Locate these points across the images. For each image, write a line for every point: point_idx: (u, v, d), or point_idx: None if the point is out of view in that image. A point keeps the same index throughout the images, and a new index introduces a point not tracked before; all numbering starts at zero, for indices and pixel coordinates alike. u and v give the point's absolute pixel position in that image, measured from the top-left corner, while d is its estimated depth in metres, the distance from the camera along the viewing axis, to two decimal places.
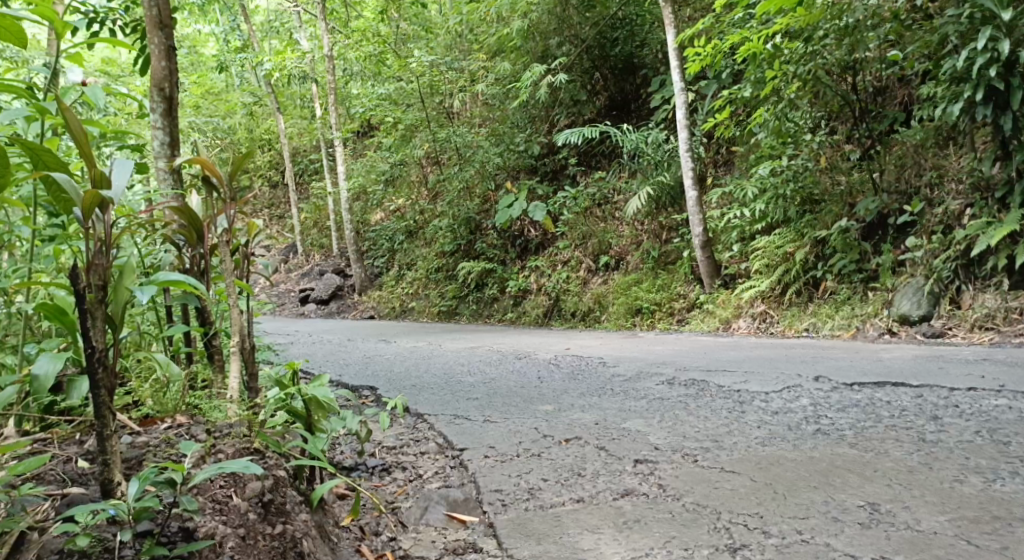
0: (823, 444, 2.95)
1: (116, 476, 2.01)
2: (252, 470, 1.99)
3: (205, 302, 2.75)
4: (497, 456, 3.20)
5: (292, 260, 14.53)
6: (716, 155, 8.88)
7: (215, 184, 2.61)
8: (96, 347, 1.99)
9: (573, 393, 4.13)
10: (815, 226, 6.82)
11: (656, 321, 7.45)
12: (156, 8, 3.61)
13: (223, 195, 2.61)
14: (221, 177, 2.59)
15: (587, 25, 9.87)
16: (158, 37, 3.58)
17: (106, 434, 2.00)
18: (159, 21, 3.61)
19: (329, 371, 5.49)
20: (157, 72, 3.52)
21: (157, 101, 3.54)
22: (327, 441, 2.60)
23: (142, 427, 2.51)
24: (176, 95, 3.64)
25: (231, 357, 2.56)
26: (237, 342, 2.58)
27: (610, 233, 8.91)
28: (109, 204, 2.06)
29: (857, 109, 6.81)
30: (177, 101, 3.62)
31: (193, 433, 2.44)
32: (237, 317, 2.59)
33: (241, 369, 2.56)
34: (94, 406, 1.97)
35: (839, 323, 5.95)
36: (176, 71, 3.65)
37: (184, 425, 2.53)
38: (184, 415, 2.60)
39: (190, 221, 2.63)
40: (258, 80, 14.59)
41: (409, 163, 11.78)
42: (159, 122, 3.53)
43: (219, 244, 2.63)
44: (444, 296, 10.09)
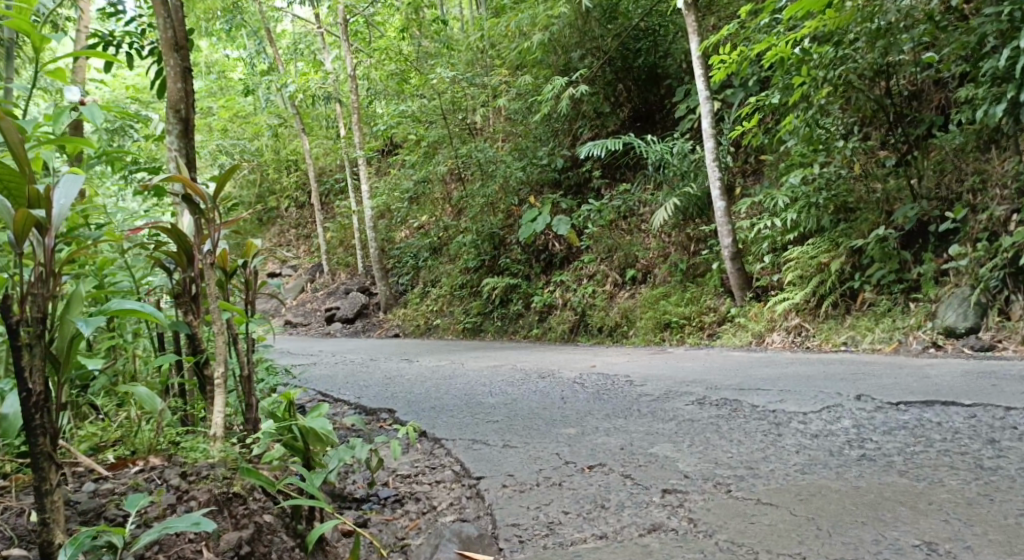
0: (869, 472, 2.71)
1: (56, 538, 1.92)
2: (202, 527, 1.93)
3: (196, 329, 2.64)
4: (515, 486, 3.00)
5: (318, 279, 14.47)
6: (744, 165, 8.63)
7: (199, 205, 2.46)
8: (34, 390, 1.93)
9: (597, 415, 3.91)
10: (850, 234, 6.55)
11: (686, 336, 7.19)
12: (171, 30, 3.53)
13: (207, 216, 2.48)
14: (208, 197, 2.46)
15: (609, 37, 9.67)
16: (173, 59, 3.49)
17: (45, 489, 1.92)
18: (174, 43, 3.53)
19: (346, 394, 5.31)
20: (171, 93, 3.43)
21: (172, 123, 3.45)
22: (326, 476, 2.48)
23: (112, 471, 2.38)
24: (193, 116, 3.54)
25: (215, 392, 2.40)
26: (222, 375, 2.44)
27: (636, 246, 8.68)
28: (47, 227, 1.97)
29: (892, 114, 6.56)
30: (193, 122, 3.52)
31: (166, 477, 2.33)
32: (223, 341, 2.46)
33: (225, 404, 2.41)
34: (31, 458, 1.90)
35: (880, 336, 5.68)
36: (193, 92, 3.55)
37: (157, 467, 2.41)
38: (159, 455, 2.48)
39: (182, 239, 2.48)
40: (284, 101, 14.60)
41: (433, 179, 11.66)
42: (174, 144, 3.43)
43: (206, 269, 2.49)
44: (468, 313, 9.93)
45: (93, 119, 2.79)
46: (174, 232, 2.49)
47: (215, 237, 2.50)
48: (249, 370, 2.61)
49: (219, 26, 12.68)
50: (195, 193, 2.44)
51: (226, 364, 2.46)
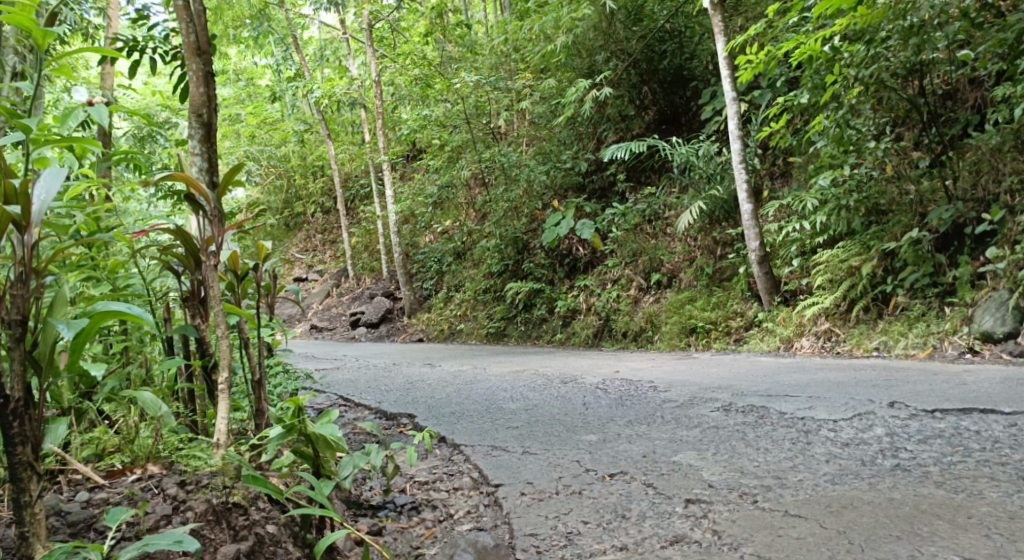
0: (904, 484, 2.58)
1: (35, 552, 1.93)
2: (184, 545, 1.89)
3: (204, 333, 2.63)
4: (534, 493, 2.93)
5: (343, 284, 14.49)
6: (772, 167, 8.47)
7: (203, 205, 2.44)
8: (13, 397, 1.92)
9: (619, 421, 3.82)
10: (881, 237, 6.39)
11: (712, 341, 7.05)
12: (193, 35, 3.51)
13: (209, 215, 2.45)
14: (209, 196, 2.43)
15: (634, 39, 9.56)
16: (195, 63, 3.47)
17: (23, 502, 1.92)
18: (197, 47, 3.50)
19: (368, 398, 5.26)
20: (194, 98, 3.41)
21: (195, 127, 3.42)
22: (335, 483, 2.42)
23: (109, 480, 2.37)
24: (215, 120, 3.51)
25: (219, 397, 2.40)
26: (227, 381, 2.42)
27: (661, 250, 8.55)
28: (27, 226, 1.95)
29: (926, 114, 6.39)
30: (215, 126, 3.50)
31: (163, 486, 2.31)
32: (228, 344, 2.43)
33: (229, 410, 2.40)
34: (10, 469, 1.91)
35: (913, 341, 5.52)
36: (216, 97, 3.52)
37: (154, 476, 2.39)
38: (157, 463, 2.46)
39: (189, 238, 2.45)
40: (310, 106, 14.64)
41: (457, 184, 11.62)
42: (197, 149, 3.41)
43: (209, 270, 2.46)
44: (493, 317, 9.87)
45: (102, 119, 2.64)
46: (179, 233, 2.46)
47: (220, 237, 2.47)
48: (260, 375, 2.62)
49: (247, 34, 12.78)
50: (197, 191, 2.41)
51: (230, 371, 2.44)
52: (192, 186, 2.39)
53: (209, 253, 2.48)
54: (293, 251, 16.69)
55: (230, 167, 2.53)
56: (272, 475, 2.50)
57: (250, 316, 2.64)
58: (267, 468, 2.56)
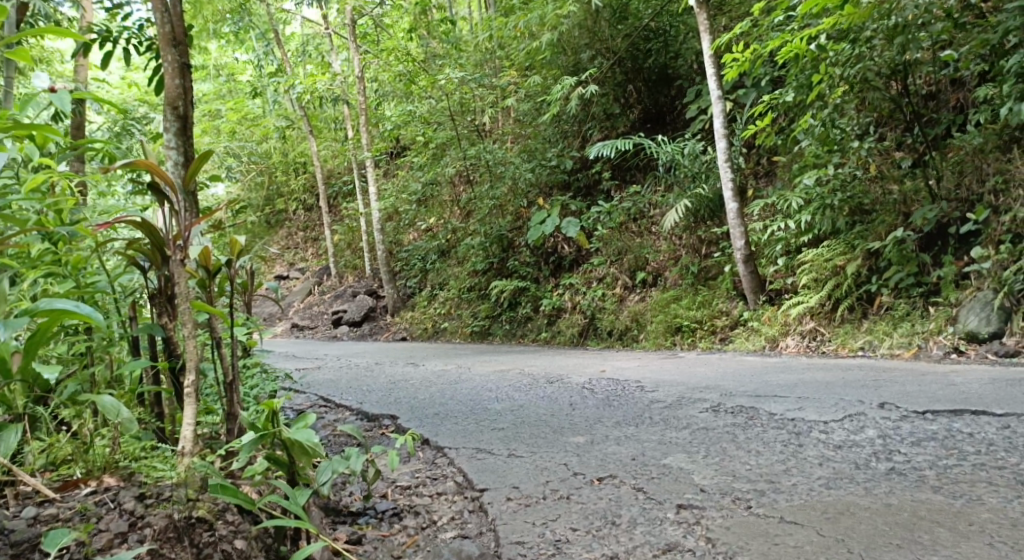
0: (901, 489, 2.52)
1: None
2: None
3: (170, 332, 2.55)
4: (521, 499, 2.84)
5: (325, 282, 14.32)
6: (757, 166, 8.44)
7: (167, 194, 2.32)
8: None
9: (607, 422, 3.74)
10: (866, 236, 6.35)
11: (698, 340, 7.00)
12: (168, 25, 3.39)
13: (173, 204, 2.33)
14: (174, 184, 2.31)
15: (619, 38, 9.50)
16: (170, 54, 3.34)
17: None
18: (171, 37, 3.38)
19: (349, 399, 5.15)
20: (169, 89, 3.28)
21: (170, 120, 3.28)
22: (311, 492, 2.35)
23: (60, 493, 2.23)
24: (191, 113, 3.39)
25: (185, 401, 2.30)
26: (193, 385, 2.32)
27: (646, 249, 8.50)
28: None
29: (909, 114, 6.37)
30: (191, 119, 3.37)
31: (120, 500, 2.18)
32: (195, 345, 2.34)
33: (196, 415, 2.30)
34: None
35: (898, 341, 5.48)
36: (191, 89, 3.39)
37: (111, 489, 2.26)
38: (115, 474, 2.34)
39: (154, 230, 2.34)
40: (291, 102, 14.43)
41: (441, 181, 11.52)
42: (171, 141, 3.28)
43: (175, 266, 2.35)
44: (477, 316, 9.77)
45: (60, 105, 2.71)
46: (144, 226, 2.34)
47: (186, 230, 2.38)
48: (233, 380, 2.50)
49: (228, 30, 12.62)
50: (162, 180, 2.29)
51: (197, 374, 2.34)
52: (155, 174, 2.30)
53: (175, 246, 2.38)
54: (275, 248, 16.52)
55: (195, 158, 2.44)
56: (242, 481, 2.38)
57: (222, 314, 2.52)
58: (238, 473, 2.45)
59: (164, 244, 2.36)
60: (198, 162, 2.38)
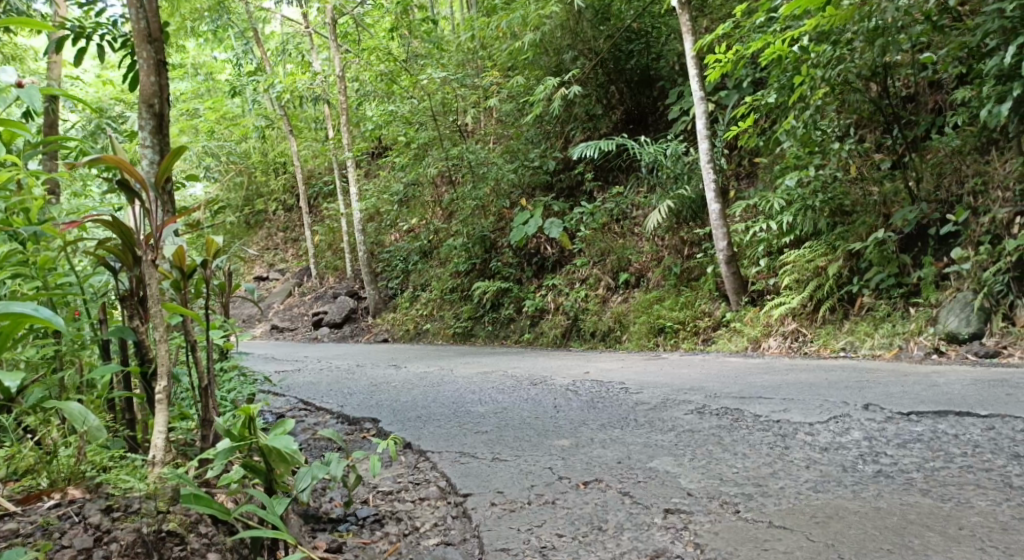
0: (889, 491, 2.51)
1: None
2: None
3: (143, 335, 2.47)
4: (505, 504, 2.80)
5: (306, 284, 14.18)
6: (738, 167, 8.45)
7: (136, 190, 2.25)
8: None
9: (592, 424, 3.70)
10: (847, 237, 6.35)
11: (680, 340, 6.99)
12: (144, 21, 3.31)
13: (143, 200, 2.26)
14: (145, 181, 2.24)
15: (602, 38, 9.48)
16: (146, 51, 3.26)
17: None
18: (148, 34, 3.30)
19: (329, 402, 5.08)
20: (144, 86, 3.21)
21: (146, 118, 3.23)
22: (289, 501, 2.27)
23: (20, 506, 2.14)
24: (167, 111, 3.32)
25: (157, 409, 2.25)
26: (165, 391, 2.26)
27: (629, 250, 8.48)
28: None
29: (890, 115, 6.39)
30: (167, 118, 3.30)
31: (85, 514, 2.12)
32: (166, 350, 2.27)
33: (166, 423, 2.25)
34: None
35: (879, 342, 5.50)
36: (167, 86, 3.32)
37: (76, 501, 2.18)
38: (80, 486, 2.25)
39: (124, 230, 2.27)
40: (271, 102, 14.25)
41: (423, 182, 11.45)
42: (147, 140, 3.21)
43: (146, 266, 2.27)
44: (459, 317, 9.71)
45: (28, 101, 2.68)
46: (115, 225, 2.26)
47: (158, 230, 2.30)
48: (208, 385, 2.43)
49: (206, 28, 12.47)
50: (132, 175, 2.22)
51: (169, 380, 2.29)
52: (125, 170, 2.23)
53: (146, 246, 2.30)
54: (254, 248, 16.38)
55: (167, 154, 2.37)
56: (217, 491, 2.35)
57: (197, 317, 2.44)
58: (213, 482, 2.40)
59: (135, 243, 2.29)
60: (171, 157, 2.31)
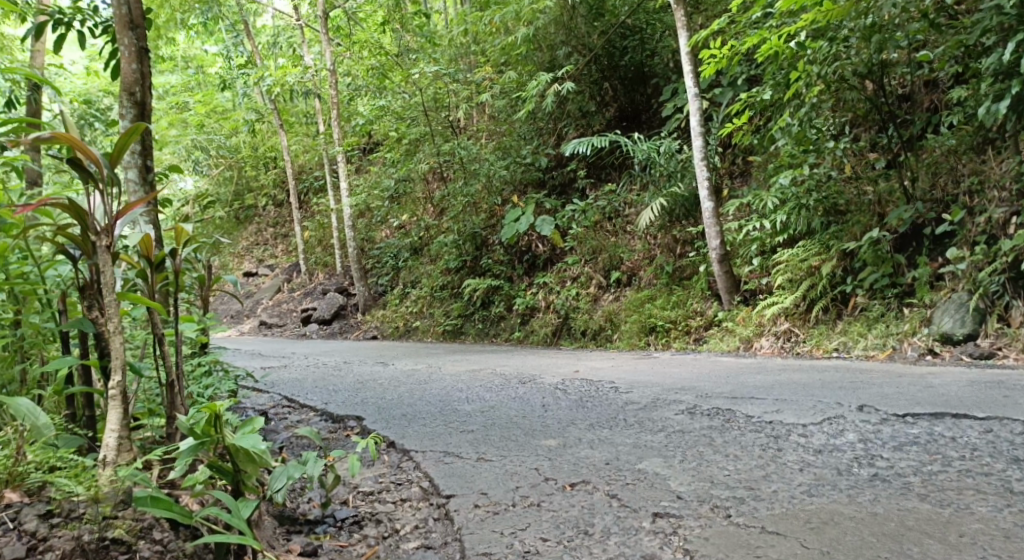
0: (886, 496, 2.42)
1: None
2: None
3: (102, 327, 2.34)
4: (489, 506, 2.70)
5: (295, 280, 14.03)
6: (732, 166, 8.36)
7: (91, 170, 2.18)
8: None
9: (580, 424, 3.60)
10: (841, 236, 6.27)
11: (672, 340, 6.90)
12: (126, 4, 3.19)
13: (97, 179, 2.18)
14: (100, 161, 2.17)
15: (595, 34, 9.38)
16: (128, 37, 3.17)
17: None
18: (130, 20, 3.20)
19: (313, 399, 4.98)
20: (125, 75, 3.12)
21: (127, 107, 3.16)
22: (256, 503, 2.17)
23: None
24: (149, 101, 3.25)
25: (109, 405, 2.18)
26: (119, 387, 2.18)
27: (621, 248, 8.38)
28: None
29: (885, 113, 6.30)
30: (149, 108, 3.23)
31: (20, 520, 2.04)
32: (121, 342, 2.18)
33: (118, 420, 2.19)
34: None
35: (873, 343, 5.42)
36: (149, 75, 3.24)
37: (12, 506, 2.08)
38: (18, 490, 2.13)
39: (78, 215, 2.17)
40: (262, 97, 14.06)
41: (414, 178, 11.33)
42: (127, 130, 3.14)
43: (101, 252, 2.18)
44: (449, 315, 9.59)
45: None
46: (72, 211, 2.16)
47: (117, 217, 2.21)
48: (173, 378, 2.37)
49: (196, 21, 12.29)
50: (86, 155, 2.16)
51: (124, 374, 2.20)
52: (77, 150, 2.14)
53: (103, 232, 2.21)
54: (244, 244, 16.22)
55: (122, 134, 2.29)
56: (182, 493, 2.24)
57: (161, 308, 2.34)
58: (179, 484, 2.30)
59: (90, 229, 2.18)
60: (127, 138, 2.22)
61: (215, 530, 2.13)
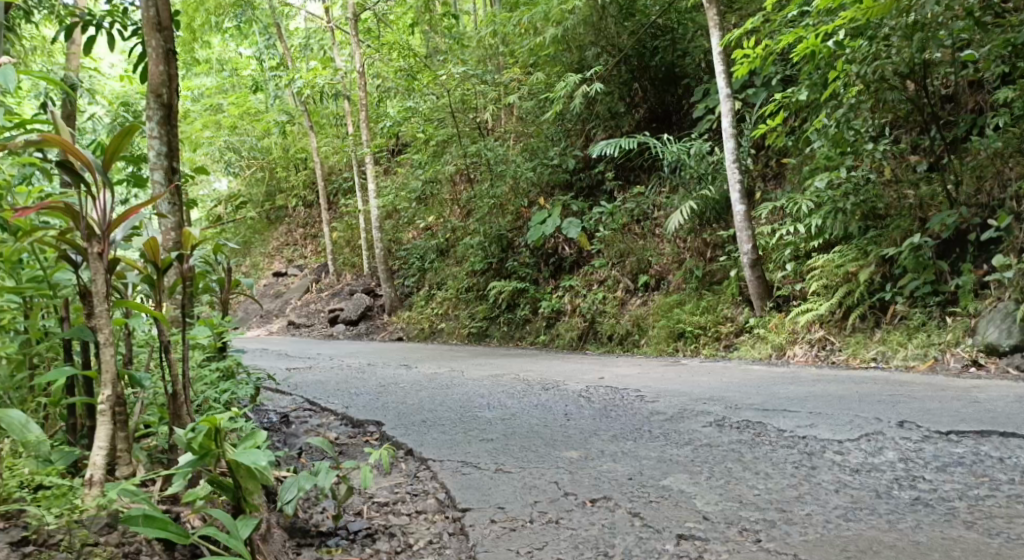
0: (929, 523, 2.28)
1: None
2: None
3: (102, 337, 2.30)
4: (506, 521, 2.59)
5: (323, 280, 14.05)
6: (765, 168, 8.15)
7: (82, 173, 2.12)
8: None
9: (603, 435, 3.47)
10: (880, 242, 6.07)
11: (701, 346, 6.74)
12: (154, 8, 3.32)
13: (88, 184, 2.13)
14: (91, 165, 2.12)
15: (625, 34, 9.21)
16: (155, 39, 3.28)
17: None
18: (157, 22, 3.32)
19: (335, 402, 4.91)
20: (152, 76, 3.22)
21: (154, 108, 3.23)
22: (255, 521, 2.11)
23: None
24: (175, 102, 3.32)
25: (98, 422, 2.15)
26: (109, 402, 2.17)
27: (649, 251, 8.22)
28: None
29: (927, 114, 6.07)
30: (176, 109, 3.30)
31: None
32: (112, 354, 2.15)
33: (105, 439, 2.14)
34: None
35: (913, 352, 5.21)
36: (176, 76, 3.33)
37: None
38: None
39: (70, 217, 2.12)
40: (292, 98, 14.06)
41: (441, 180, 11.27)
42: (154, 132, 3.21)
43: (93, 259, 2.14)
44: (474, 317, 9.51)
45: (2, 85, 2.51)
46: (68, 215, 2.12)
47: (114, 224, 2.17)
48: (177, 387, 2.41)
49: (230, 23, 12.36)
50: (78, 158, 2.10)
51: (115, 388, 2.18)
52: (68, 152, 2.09)
53: (95, 238, 2.15)
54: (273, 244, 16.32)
55: (119, 135, 2.21)
56: (181, 510, 2.21)
57: (161, 316, 2.31)
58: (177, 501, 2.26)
59: (82, 234, 2.14)
60: (120, 139, 2.17)
61: (212, 549, 2.08)
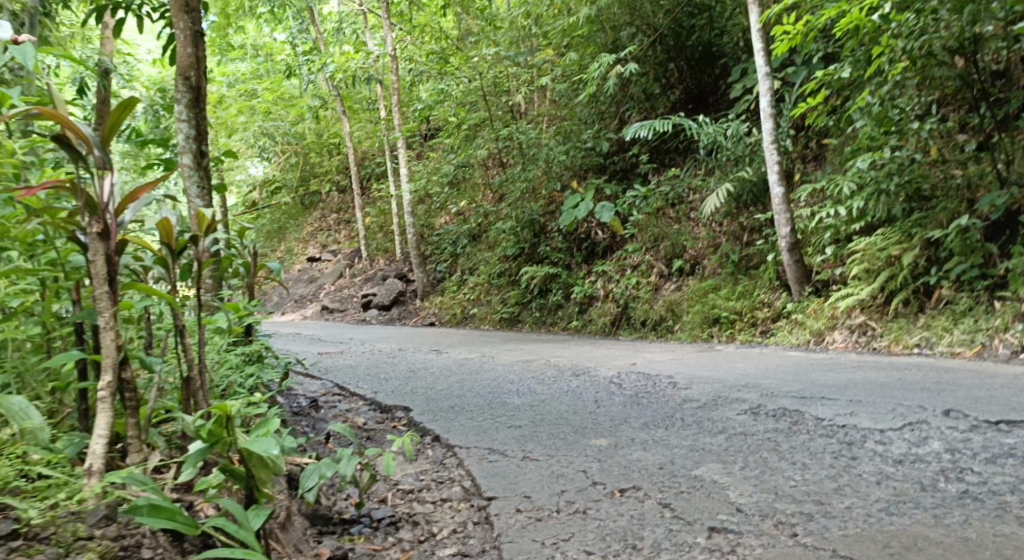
0: (979, 520, 2.16)
1: None
2: None
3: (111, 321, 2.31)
4: (531, 511, 2.52)
5: (357, 265, 14.09)
6: (805, 150, 7.92)
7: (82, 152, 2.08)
8: None
9: (634, 423, 3.38)
10: (925, 224, 5.84)
11: (737, 332, 6.58)
12: None
13: (88, 161, 2.09)
14: (90, 142, 2.07)
15: (661, 13, 8.99)
16: (183, 22, 3.26)
17: None
18: (185, 4, 3.28)
19: (364, 387, 4.89)
20: (179, 59, 3.19)
21: (182, 91, 3.21)
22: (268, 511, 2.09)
23: None
24: (203, 85, 3.29)
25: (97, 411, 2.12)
26: (108, 388, 2.12)
27: (684, 235, 8.06)
28: None
29: (977, 92, 5.80)
30: (204, 92, 3.27)
31: None
32: (112, 340, 2.13)
33: (104, 427, 2.11)
34: None
35: (959, 338, 5.02)
36: (204, 59, 3.29)
37: None
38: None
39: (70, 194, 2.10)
40: (325, 84, 14.04)
41: (473, 164, 11.20)
42: (182, 114, 3.18)
43: (94, 239, 2.11)
44: (506, 302, 9.45)
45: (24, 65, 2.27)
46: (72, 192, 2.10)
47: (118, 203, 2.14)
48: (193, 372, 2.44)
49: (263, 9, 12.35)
50: (74, 133, 2.05)
51: (115, 374, 2.14)
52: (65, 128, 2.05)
53: (96, 216, 2.12)
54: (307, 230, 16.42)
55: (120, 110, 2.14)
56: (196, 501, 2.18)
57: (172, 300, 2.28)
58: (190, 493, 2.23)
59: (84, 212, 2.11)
60: (119, 114, 2.10)
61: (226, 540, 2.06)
